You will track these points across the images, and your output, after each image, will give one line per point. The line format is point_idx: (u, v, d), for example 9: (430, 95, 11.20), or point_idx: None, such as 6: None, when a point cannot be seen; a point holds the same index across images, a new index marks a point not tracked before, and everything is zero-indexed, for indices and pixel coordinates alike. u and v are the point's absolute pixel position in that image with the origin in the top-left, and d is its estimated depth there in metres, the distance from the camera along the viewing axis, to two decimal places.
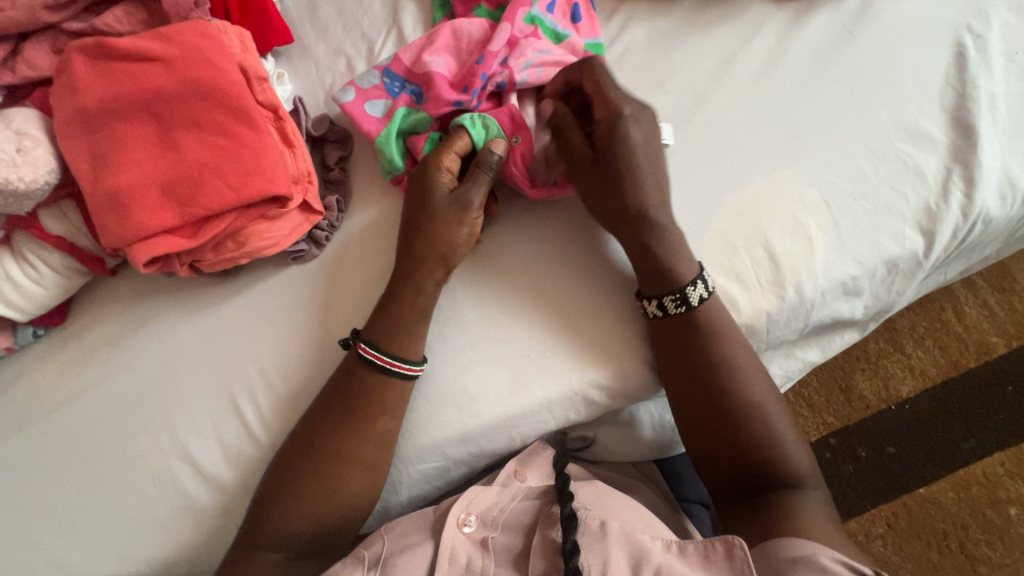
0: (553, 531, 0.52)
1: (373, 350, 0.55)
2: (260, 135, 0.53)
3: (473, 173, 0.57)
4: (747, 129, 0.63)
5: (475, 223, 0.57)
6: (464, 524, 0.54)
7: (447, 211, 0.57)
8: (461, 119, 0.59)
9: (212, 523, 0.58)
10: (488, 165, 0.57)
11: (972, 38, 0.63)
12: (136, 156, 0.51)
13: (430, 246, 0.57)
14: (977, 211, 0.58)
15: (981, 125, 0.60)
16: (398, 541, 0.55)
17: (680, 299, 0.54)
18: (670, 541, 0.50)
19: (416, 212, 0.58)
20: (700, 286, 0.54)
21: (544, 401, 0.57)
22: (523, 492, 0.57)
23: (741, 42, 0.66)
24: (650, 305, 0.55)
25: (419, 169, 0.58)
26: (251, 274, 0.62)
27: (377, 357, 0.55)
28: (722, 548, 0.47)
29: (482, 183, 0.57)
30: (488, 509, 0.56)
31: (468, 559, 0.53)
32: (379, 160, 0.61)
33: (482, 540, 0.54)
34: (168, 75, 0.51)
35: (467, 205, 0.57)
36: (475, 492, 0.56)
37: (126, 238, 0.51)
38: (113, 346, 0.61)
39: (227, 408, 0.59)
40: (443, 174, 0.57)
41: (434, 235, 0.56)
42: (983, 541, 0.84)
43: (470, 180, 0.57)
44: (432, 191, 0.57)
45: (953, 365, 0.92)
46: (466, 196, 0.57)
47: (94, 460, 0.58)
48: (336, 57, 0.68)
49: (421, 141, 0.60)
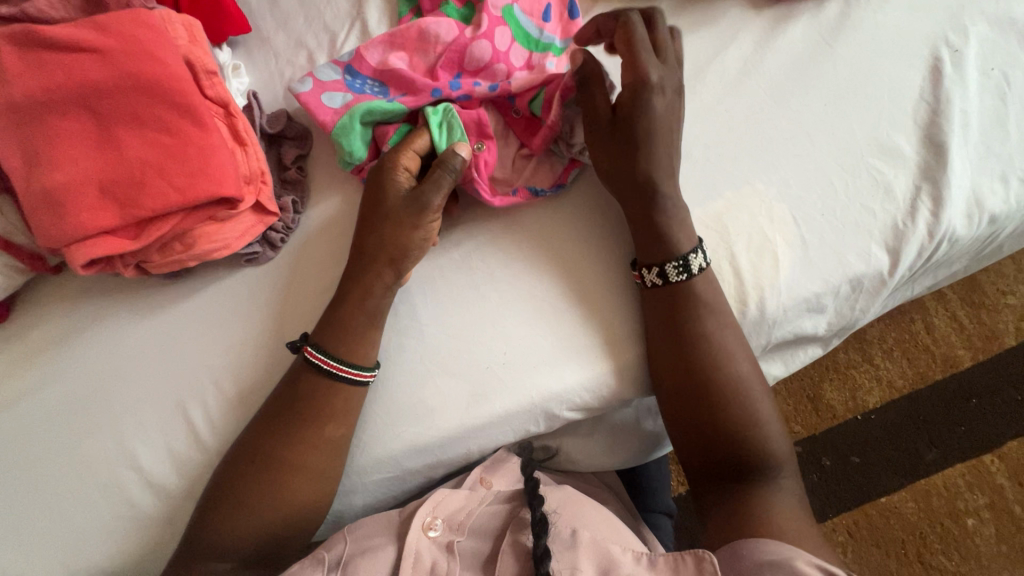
0: (522, 535, 0.51)
1: (319, 353, 0.54)
2: (207, 134, 0.51)
3: (433, 174, 0.54)
4: (719, 139, 0.61)
5: (431, 226, 0.55)
6: (429, 528, 0.52)
7: (402, 212, 0.55)
8: (428, 115, 0.57)
9: (155, 533, 0.55)
10: (449, 166, 0.54)
11: (949, 52, 0.62)
12: (71, 153, 0.49)
13: (380, 247, 0.55)
14: (943, 230, 0.58)
15: (952, 142, 0.59)
16: (361, 543, 0.52)
17: (682, 266, 0.53)
18: (639, 553, 0.49)
19: (371, 212, 0.56)
20: (701, 254, 0.54)
21: (502, 413, 0.55)
22: (490, 497, 0.55)
23: (717, 49, 0.65)
24: (650, 274, 0.55)
25: (377, 167, 0.57)
26: (202, 275, 0.60)
27: (328, 364, 0.53)
28: (693, 562, 0.45)
29: (442, 185, 0.54)
30: (454, 513, 0.53)
31: (432, 562, 0.50)
32: (337, 153, 0.59)
33: (448, 544, 0.51)
34: (106, 69, 0.49)
35: (424, 207, 0.54)
36: (441, 495, 0.54)
37: (62, 239, 0.48)
38: (57, 347, 0.59)
39: (173, 414, 0.56)
40: (400, 173, 0.56)
41: (388, 238, 0.55)
42: (940, 550, 0.85)
43: (428, 181, 0.54)
44: (387, 191, 0.55)
45: (920, 377, 0.92)
46: (424, 197, 0.54)
47: (29, 467, 0.55)
48: (296, 50, 0.66)
49: (391, 132, 0.58)
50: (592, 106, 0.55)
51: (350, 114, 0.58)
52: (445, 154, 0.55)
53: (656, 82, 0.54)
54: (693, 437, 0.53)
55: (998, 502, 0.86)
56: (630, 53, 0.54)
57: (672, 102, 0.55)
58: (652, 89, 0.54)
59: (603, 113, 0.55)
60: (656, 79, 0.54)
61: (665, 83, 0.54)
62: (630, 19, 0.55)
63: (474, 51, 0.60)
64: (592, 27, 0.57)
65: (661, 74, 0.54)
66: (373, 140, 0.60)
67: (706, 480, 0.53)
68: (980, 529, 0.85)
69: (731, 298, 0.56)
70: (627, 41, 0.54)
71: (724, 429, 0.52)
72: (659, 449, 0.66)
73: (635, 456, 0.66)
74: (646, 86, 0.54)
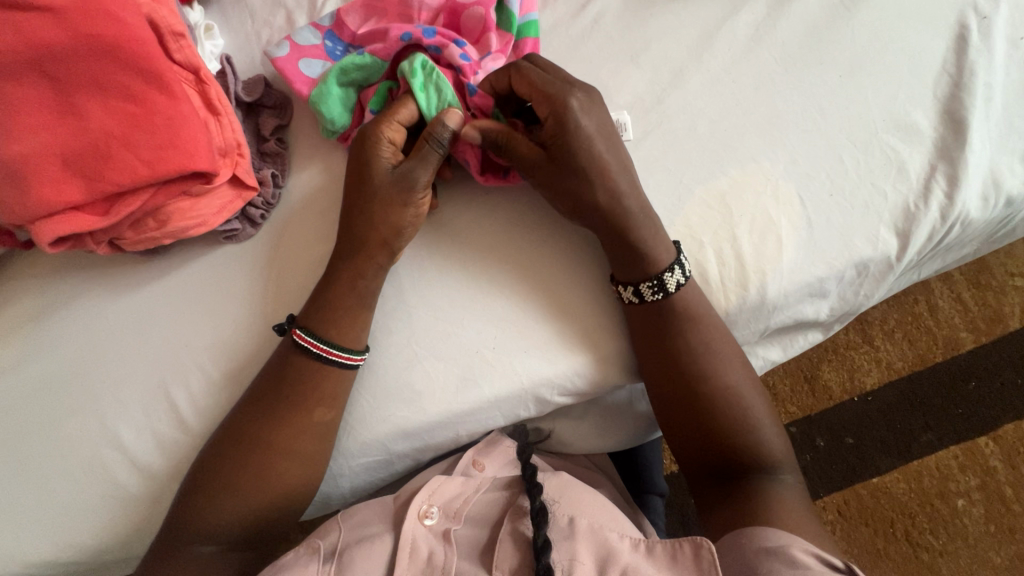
0: (522, 524, 0.50)
1: (308, 337, 0.52)
2: (176, 102, 0.48)
3: (420, 148, 0.51)
4: (724, 112, 0.58)
5: (421, 203, 0.53)
6: (426, 516, 0.52)
7: (391, 190, 0.52)
8: (413, 78, 0.52)
9: (142, 513, 0.54)
10: (437, 140, 0.51)
11: (977, 19, 0.58)
12: (29, 122, 0.45)
13: (369, 227, 0.52)
14: (957, 213, 0.55)
15: (973, 119, 0.55)
16: (355, 531, 0.52)
17: (657, 286, 0.51)
18: (637, 541, 0.48)
19: (356, 189, 0.53)
20: (677, 272, 0.52)
21: (492, 397, 0.54)
22: (486, 483, 0.55)
23: (727, 13, 0.60)
24: (625, 292, 0.53)
25: (358, 140, 0.53)
26: (181, 251, 0.58)
27: (320, 347, 0.51)
28: (690, 551, 0.45)
29: (430, 161, 0.52)
30: (451, 501, 0.53)
31: (429, 552, 0.50)
32: (323, 122, 0.56)
33: (444, 533, 0.51)
34: (61, 29, 0.45)
35: (412, 184, 0.52)
36: (438, 482, 0.53)
37: (26, 214, 0.46)
38: (36, 324, 0.57)
39: (157, 394, 0.55)
40: (384, 146, 0.52)
41: (375, 216, 0.52)
42: (928, 529, 0.85)
43: (414, 155, 0.52)
44: (371, 167, 0.52)
45: (921, 359, 0.91)
46: (411, 173, 0.52)
47: (12, 447, 0.54)
48: (274, 9, 0.61)
49: (371, 94, 0.56)
50: (519, 149, 0.51)
51: (326, 79, 0.55)
52: (435, 123, 0.51)
53: (578, 106, 0.51)
54: (687, 426, 0.52)
55: (989, 484, 0.86)
56: (539, 90, 0.51)
57: (600, 118, 0.52)
58: (575, 114, 0.50)
59: (535, 152, 0.51)
60: (576, 105, 0.51)
61: (587, 106, 0.51)
62: (521, 67, 0.52)
63: (466, 18, 0.56)
64: (486, 85, 0.53)
65: (579, 97, 0.51)
66: (356, 103, 0.57)
67: (699, 470, 0.52)
68: (969, 510, 0.86)
69: (718, 288, 0.54)
70: (531, 84, 0.51)
71: (717, 416, 0.51)
72: (653, 432, 0.65)
73: (629, 440, 0.64)
74: (568, 112, 0.50)
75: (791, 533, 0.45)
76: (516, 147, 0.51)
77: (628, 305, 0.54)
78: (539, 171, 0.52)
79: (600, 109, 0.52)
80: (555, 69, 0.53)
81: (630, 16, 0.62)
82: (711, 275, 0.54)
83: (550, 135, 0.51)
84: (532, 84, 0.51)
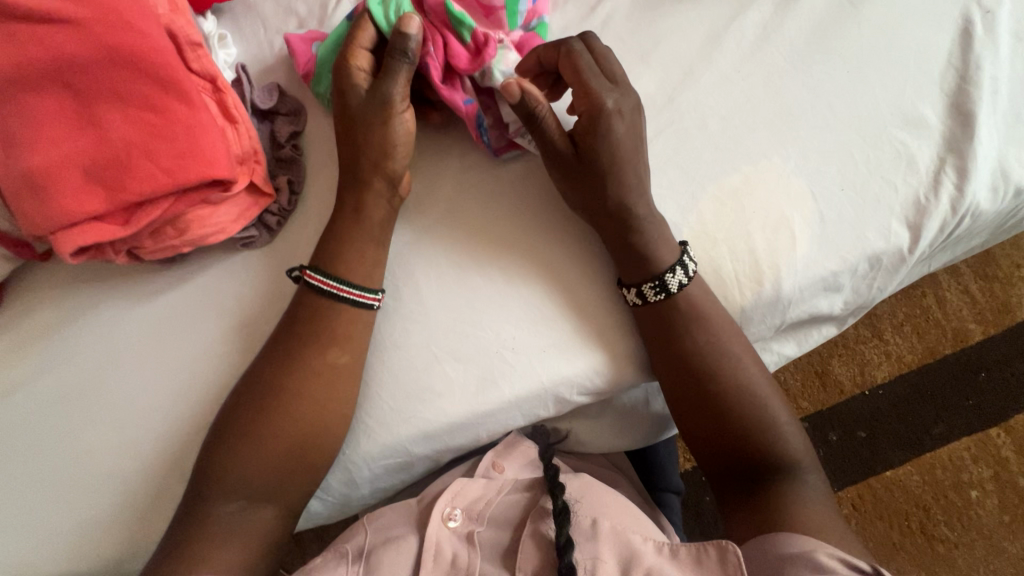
0: (544, 524, 0.50)
1: (317, 275, 0.53)
2: (194, 111, 0.48)
3: (387, 65, 0.53)
4: (735, 110, 0.58)
5: (402, 116, 0.54)
6: (449, 518, 0.52)
7: (371, 111, 0.54)
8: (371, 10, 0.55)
9: (163, 521, 0.54)
10: (399, 50, 0.53)
11: (981, 13, 0.58)
12: (51, 133, 0.46)
13: (361, 158, 0.55)
14: (967, 204, 0.55)
15: (980, 111, 0.56)
16: (382, 533, 0.52)
17: (658, 287, 0.52)
18: (660, 543, 0.48)
19: (343, 124, 0.56)
20: (678, 273, 0.52)
21: (514, 400, 0.54)
22: (508, 485, 0.55)
23: (734, 12, 0.61)
24: (629, 294, 0.53)
25: (332, 79, 0.56)
26: (199, 259, 0.58)
27: (326, 284, 0.53)
28: (716, 555, 0.45)
29: (398, 73, 0.53)
30: (473, 503, 0.53)
31: (453, 554, 0.50)
32: (318, 97, 0.59)
33: (467, 535, 0.51)
34: (81, 42, 0.45)
35: (388, 98, 0.53)
36: (460, 485, 0.54)
37: (48, 225, 0.46)
38: (54, 334, 0.57)
39: (177, 402, 0.55)
40: (357, 74, 0.55)
41: (364, 142, 0.54)
42: (942, 521, 0.86)
43: (383, 72, 0.53)
44: (349, 98, 0.55)
45: (930, 352, 0.92)
46: (382, 89, 0.53)
47: (33, 458, 0.54)
48: (285, 17, 0.62)
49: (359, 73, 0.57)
50: (551, 135, 0.53)
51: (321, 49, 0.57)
52: (395, 35, 0.52)
53: (612, 107, 0.52)
54: (708, 424, 0.52)
55: (1002, 474, 0.87)
56: (581, 83, 0.53)
57: (633, 122, 0.53)
58: (609, 115, 0.52)
59: (564, 142, 0.53)
60: (611, 104, 0.52)
61: (623, 106, 0.53)
62: (570, 50, 0.53)
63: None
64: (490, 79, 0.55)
65: (617, 97, 0.53)
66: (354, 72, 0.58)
67: (720, 469, 0.52)
68: (983, 501, 0.86)
69: (732, 285, 0.55)
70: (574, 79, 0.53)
71: (737, 409, 0.51)
72: (668, 431, 0.64)
73: (645, 438, 0.64)
74: (604, 111, 0.52)
75: (816, 538, 0.46)
76: (545, 125, 0.52)
77: (633, 308, 0.54)
78: (563, 163, 0.53)
79: (639, 114, 0.54)
80: (601, 62, 0.54)
81: (638, 17, 0.62)
82: (727, 273, 0.55)
83: (581, 131, 0.53)
84: (577, 73, 0.53)
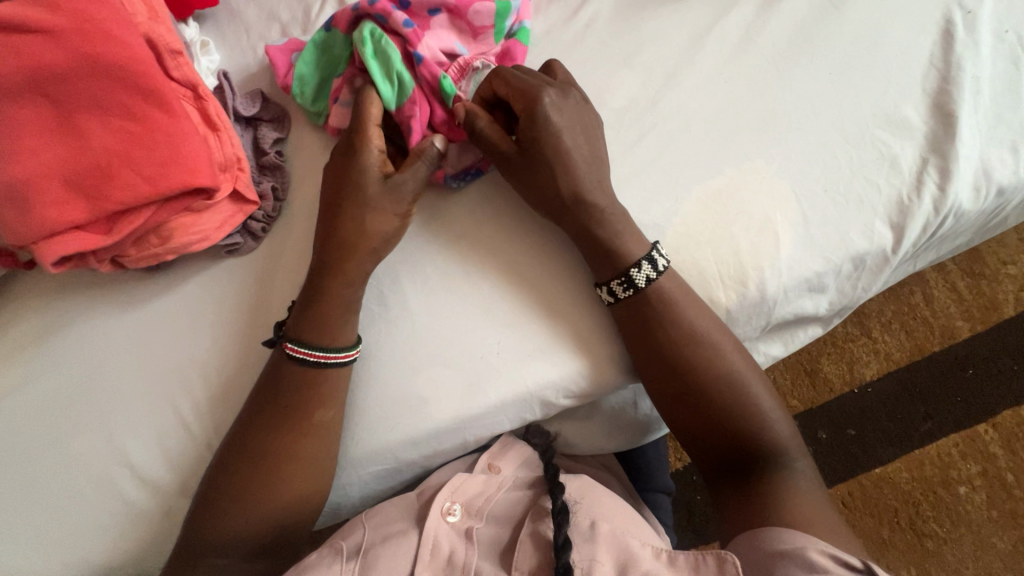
0: (543, 524, 0.50)
1: (300, 347, 0.52)
2: (175, 119, 0.48)
3: (409, 163, 0.53)
4: (719, 112, 0.58)
5: (408, 211, 0.54)
6: (449, 513, 0.52)
7: (381, 198, 0.53)
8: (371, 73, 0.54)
9: (153, 528, 0.54)
10: (429, 156, 0.53)
11: (962, 14, 0.59)
12: (31, 143, 0.46)
13: (358, 235, 0.53)
14: (950, 204, 0.56)
15: (962, 111, 0.56)
16: (379, 531, 0.52)
17: (626, 282, 0.52)
18: (659, 550, 0.48)
19: (342, 197, 0.53)
20: (646, 267, 0.52)
21: (500, 404, 0.54)
22: (507, 483, 0.55)
23: (717, 14, 0.61)
24: (601, 293, 0.54)
25: (345, 149, 0.54)
26: (185, 266, 0.58)
27: (312, 355, 0.52)
28: (714, 563, 0.45)
29: (420, 174, 0.53)
30: (473, 499, 0.54)
31: (450, 550, 0.50)
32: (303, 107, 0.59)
33: (466, 531, 0.51)
34: (60, 51, 0.45)
35: (402, 194, 0.53)
36: (460, 480, 0.54)
37: (31, 235, 0.46)
38: (40, 342, 0.57)
39: (164, 409, 0.55)
40: (374, 153, 0.53)
41: (366, 224, 0.53)
42: (931, 518, 0.86)
43: (406, 169, 0.53)
44: (362, 177, 0.53)
45: (918, 349, 0.92)
46: (400, 186, 0.53)
47: (20, 466, 0.54)
48: (268, 23, 0.62)
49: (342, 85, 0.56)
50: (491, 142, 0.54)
51: (305, 62, 0.57)
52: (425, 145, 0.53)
53: (549, 103, 0.53)
54: (694, 427, 0.53)
55: (990, 470, 0.87)
56: (515, 89, 0.53)
57: (574, 119, 0.54)
58: (546, 110, 0.52)
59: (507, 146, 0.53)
60: (549, 100, 0.53)
61: (561, 103, 0.53)
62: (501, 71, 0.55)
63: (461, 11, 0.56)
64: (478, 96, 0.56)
65: (554, 96, 0.53)
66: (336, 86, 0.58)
67: (710, 469, 0.53)
68: (971, 497, 0.87)
69: (717, 286, 0.55)
70: (509, 84, 0.54)
71: (722, 411, 0.52)
72: (656, 432, 0.65)
73: (634, 439, 0.64)
74: (538, 108, 0.52)
75: (808, 532, 0.45)
76: (485, 136, 0.53)
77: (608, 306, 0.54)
78: (511, 165, 0.53)
79: (586, 108, 0.55)
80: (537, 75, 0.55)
81: (622, 20, 0.62)
82: (711, 275, 0.55)
83: (521, 131, 0.53)
84: (510, 83, 0.54)
